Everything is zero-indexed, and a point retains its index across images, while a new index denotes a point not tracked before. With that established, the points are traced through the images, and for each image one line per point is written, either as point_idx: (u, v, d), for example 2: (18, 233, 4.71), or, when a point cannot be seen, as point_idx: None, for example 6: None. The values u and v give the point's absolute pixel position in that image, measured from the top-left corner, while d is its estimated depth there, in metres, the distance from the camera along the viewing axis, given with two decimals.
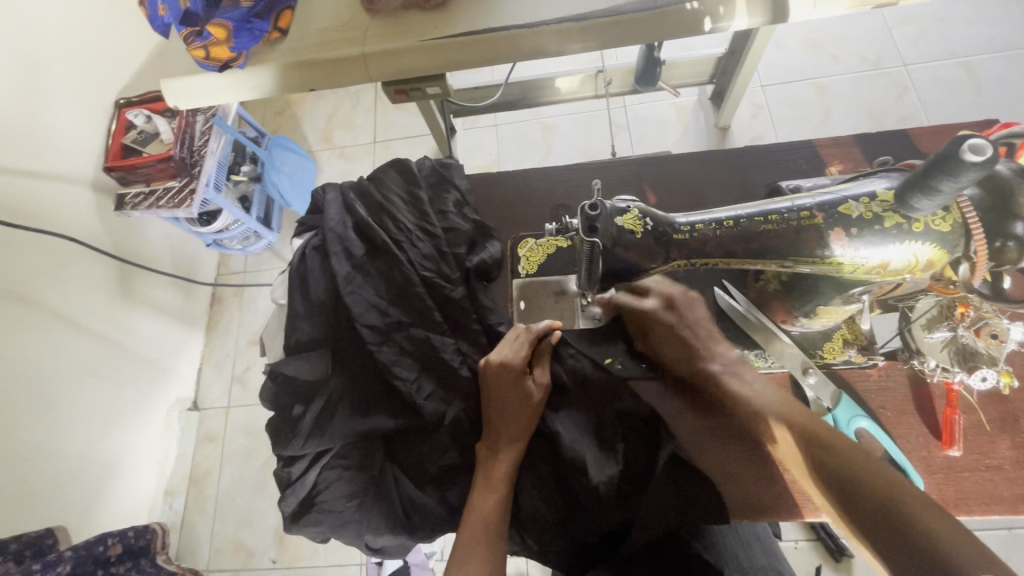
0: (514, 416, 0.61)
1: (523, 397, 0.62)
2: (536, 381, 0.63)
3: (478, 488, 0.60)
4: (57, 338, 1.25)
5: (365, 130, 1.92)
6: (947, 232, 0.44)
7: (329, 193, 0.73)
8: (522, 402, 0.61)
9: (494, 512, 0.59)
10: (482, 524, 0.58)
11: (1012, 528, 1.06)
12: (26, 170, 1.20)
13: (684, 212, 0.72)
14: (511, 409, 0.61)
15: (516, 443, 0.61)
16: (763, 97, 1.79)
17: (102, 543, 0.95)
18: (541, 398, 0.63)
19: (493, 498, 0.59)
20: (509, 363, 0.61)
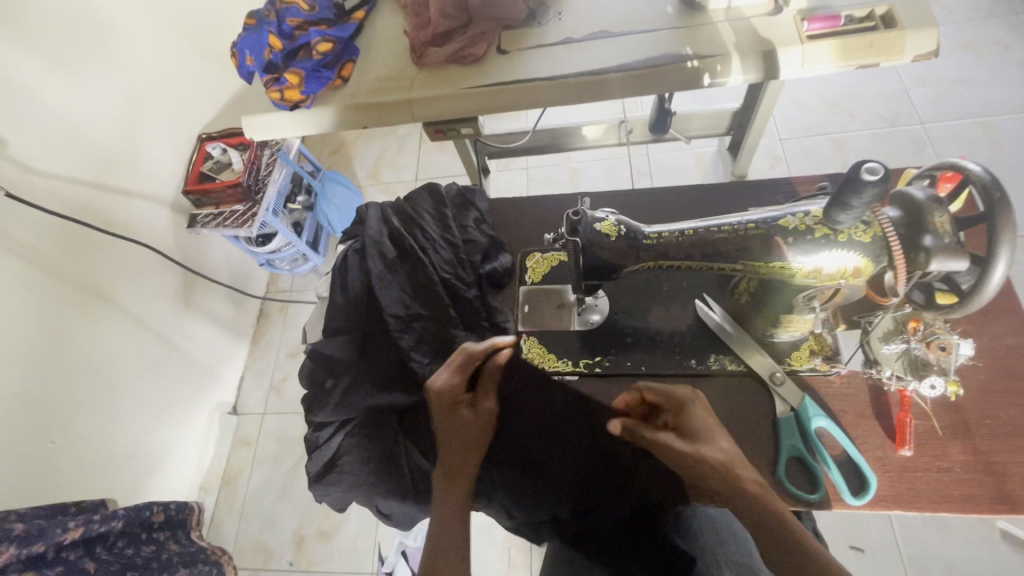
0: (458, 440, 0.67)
1: (463, 423, 0.67)
2: (480, 405, 0.67)
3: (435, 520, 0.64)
4: (126, 334, 1.43)
5: (408, 168, 2.13)
6: (868, 243, 0.53)
7: (371, 208, 0.88)
8: (461, 428, 0.67)
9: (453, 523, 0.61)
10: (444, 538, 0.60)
11: None
12: (122, 189, 1.43)
13: (657, 221, 0.84)
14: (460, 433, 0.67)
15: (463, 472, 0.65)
16: (781, 148, 1.89)
17: (149, 509, 1.06)
18: (484, 422, 0.67)
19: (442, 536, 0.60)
20: (444, 397, 0.69)
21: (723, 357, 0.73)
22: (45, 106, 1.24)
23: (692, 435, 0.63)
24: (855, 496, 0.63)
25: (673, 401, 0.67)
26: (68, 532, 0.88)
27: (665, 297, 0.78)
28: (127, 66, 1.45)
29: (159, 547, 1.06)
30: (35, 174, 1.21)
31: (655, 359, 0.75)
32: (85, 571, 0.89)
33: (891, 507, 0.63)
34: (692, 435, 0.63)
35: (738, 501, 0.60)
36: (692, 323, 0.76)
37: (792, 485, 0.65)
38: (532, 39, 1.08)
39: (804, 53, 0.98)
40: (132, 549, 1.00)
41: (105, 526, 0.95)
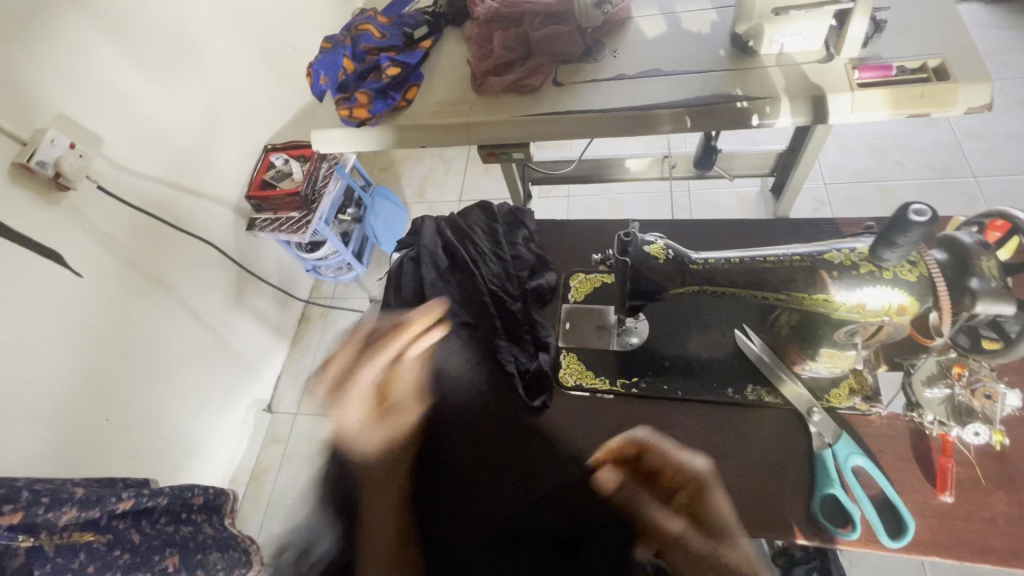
0: (374, 429, 0.63)
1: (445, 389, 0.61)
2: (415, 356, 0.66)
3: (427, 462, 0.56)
4: (181, 323, 1.52)
5: (454, 189, 2.21)
6: (913, 281, 0.55)
7: (428, 220, 0.94)
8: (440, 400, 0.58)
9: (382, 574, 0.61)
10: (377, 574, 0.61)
11: None
12: (194, 189, 1.54)
13: (697, 247, 0.86)
14: (384, 382, 0.65)
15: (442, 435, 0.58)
16: (826, 193, 1.88)
17: (190, 491, 1.10)
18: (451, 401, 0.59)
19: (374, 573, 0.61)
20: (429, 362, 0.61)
21: (761, 388, 0.74)
22: (138, 109, 1.37)
23: (700, 519, 0.57)
24: (891, 538, 0.62)
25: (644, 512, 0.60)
26: (121, 502, 0.94)
27: (704, 325, 0.81)
28: (210, 79, 1.58)
29: (196, 528, 1.11)
30: (121, 169, 1.33)
31: (692, 384, 0.77)
32: (131, 541, 0.95)
33: (929, 553, 0.61)
34: (699, 516, 0.57)
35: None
36: (730, 351, 0.78)
37: (827, 522, 0.65)
38: (587, 73, 1.14)
39: (854, 99, 1.00)
40: (173, 527, 1.06)
41: (153, 501, 1.01)
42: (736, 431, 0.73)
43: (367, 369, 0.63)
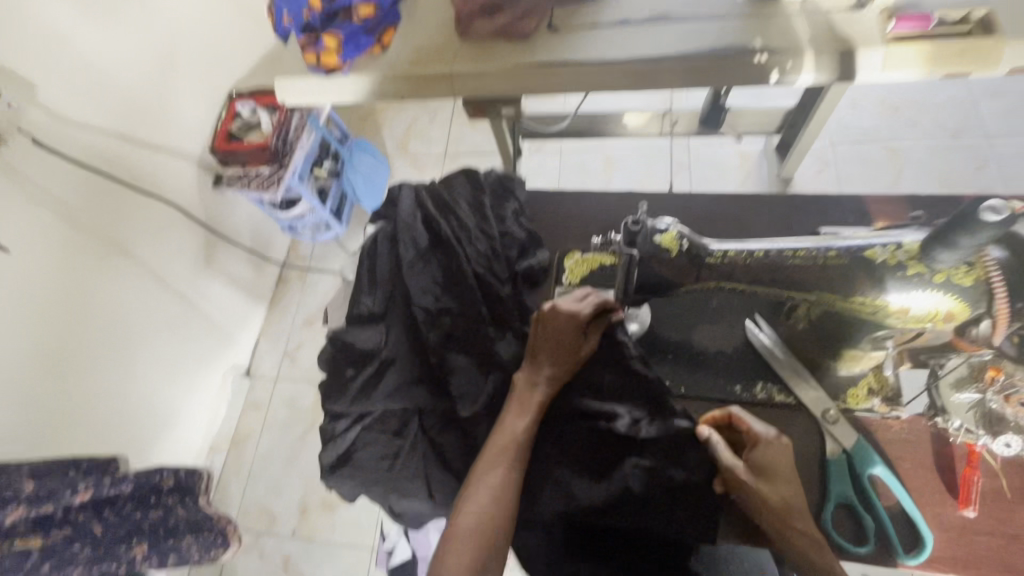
0: (542, 387, 0.66)
1: (573, 344, 0.66)
2: (588, 341, 0.68)
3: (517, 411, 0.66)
4: (146, 290, 1.40)
5: (438, 142, 2.06)
6: (967, 286, 0.51)
7: (405, 189, 0.83)
8: (570, 347, 0.66)
9: (476, 539, 0.58)
10: (475, 540, 0.58)
11: None
12: (148, 143, 1.39)
13: (724, 237, 0.79)
14: (557, 348, 0.66)
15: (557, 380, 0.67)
16: (830, 153, 1.69)
17: (158, 475, 1.00)
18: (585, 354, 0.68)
19: (470, 546, 0.58)
20: (570, 319, 0.65)
21: (772, 386, 0.68)
22: (77, 51, 1.20)
23: (764, 475, 0.60)
24: (907, 554, 0.59)
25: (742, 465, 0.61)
26: (78, 494, 0.87)
27: (712, 315, 0.73)
28: (158, 13, 1.38)
29: (167, 513, 1.01)
30: (63, 121, 1.18)
31: (696, 380, 0.71)
32: (93, 534, 0.90)
33: (945, 570, 0.59)
34: (761, 469, 0.60)
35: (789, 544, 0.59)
36: (740, 345, 0.71)
37: (838, 536, 0.61)
38: (587, 16, 1.00)
39: (887, 56, 0.89)
40: (141, 514, 0.97)
41: (114, 490, 0.92)
42: None
43: (547, 336, 0.66)
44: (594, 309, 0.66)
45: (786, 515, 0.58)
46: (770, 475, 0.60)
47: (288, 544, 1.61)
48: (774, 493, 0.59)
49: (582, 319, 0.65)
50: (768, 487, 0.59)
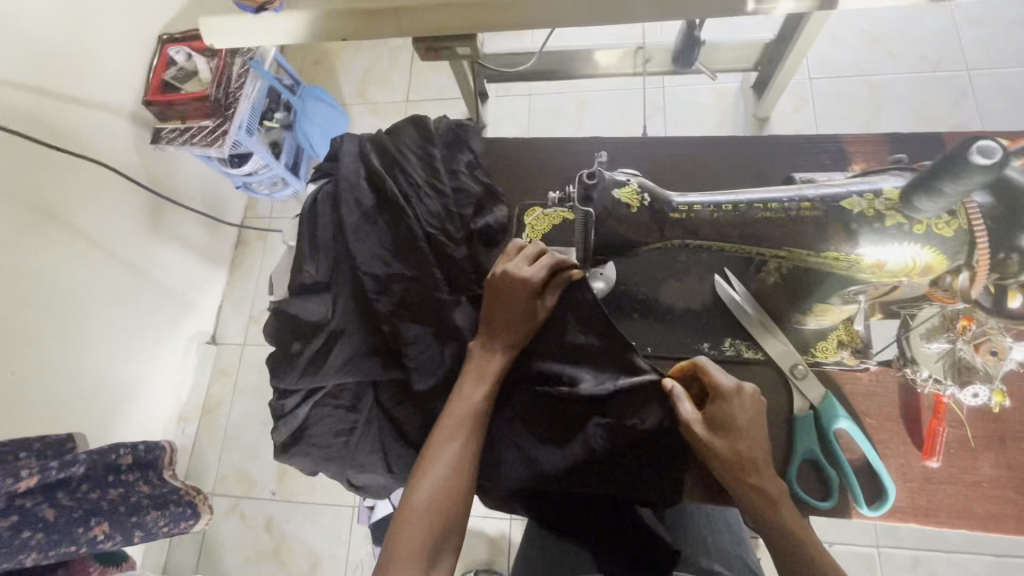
0: (499, 353, 0.63)
1: (528, 309, 0.63)
2: (542, 305, 0.64)
3: (474, 380, 0.62)
4: (91, 263, 1.23)
5: (399, 88, 1.87)
6: (949, 237, 0.49)
7: (347, 142, 0.75)
8: (526, 313, 0.63)
9: (432, 515, 0.55)
10: (431, 516, 0.55)
11: (950, 552, 1.15)
12: (67, 95, 1.17)
13: (692, 189, 0.74)
14: (510, 313, 0.62)
15: (512, 345, 0.63)
16: (810, 90, 1.62)
17: (114, 452, 0.91)
18: (542, 320, 0.65)
19: (426, 522, 0.55)
20: (523, 279, 0.62)
21: (739, 342, 0.65)
22: None
23: (724, 429, 0.58)
24: (870, 506, 0.59)
25: (706, 417, 0.59)
26: (21, 482, 0.78)
27: (681, 269, 0.69)
28: None
29: (127, 489, 0.93)
30: None
31: (663, 339, 0.68)
32: (43, 519, 0.81)
33: (907, 520, 0.59)
34: (722, 424, 0.58)
35: (747, 502, 0.57)
36: (708, 302, 0.68)
37: (802, 491, 0.61)
38: None
39: None
40: (98, 493, 0.89)
41: (65, 473, 0.83)
42: None
43: (500, 302, 0.63)
44: (545, 274, 0.63)
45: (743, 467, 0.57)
46: (731, 430, 0.58)
47: (268, 505, 1.49)
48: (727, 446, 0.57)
49: (534, 285, 0.62)
50: (725, 442, 0.57)
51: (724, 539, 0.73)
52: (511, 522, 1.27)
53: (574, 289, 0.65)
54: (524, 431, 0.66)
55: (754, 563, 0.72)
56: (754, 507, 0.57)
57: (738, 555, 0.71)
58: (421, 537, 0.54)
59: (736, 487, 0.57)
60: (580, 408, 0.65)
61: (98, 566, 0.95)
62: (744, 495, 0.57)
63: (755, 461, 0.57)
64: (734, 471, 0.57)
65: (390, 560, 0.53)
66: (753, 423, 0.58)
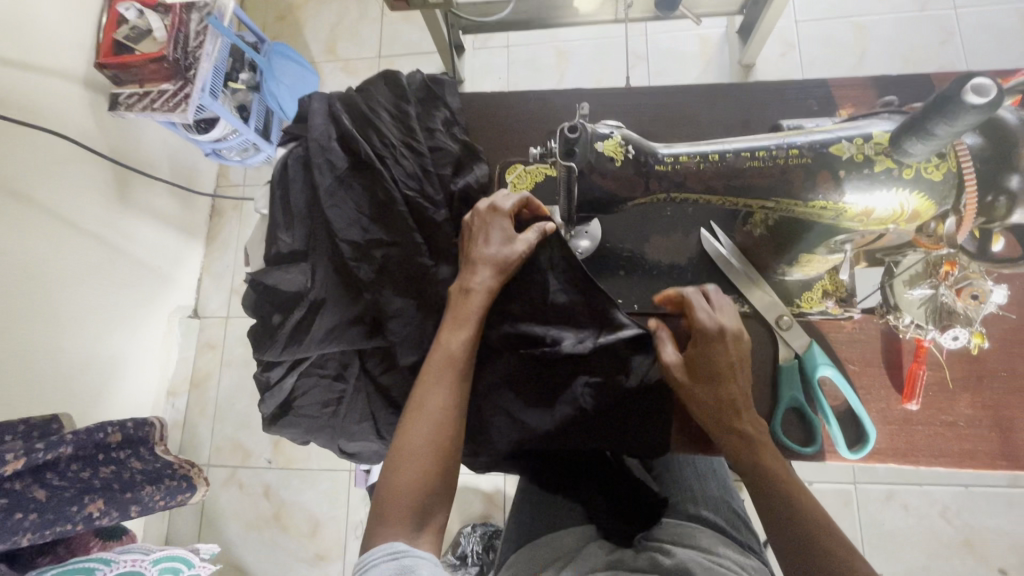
0: (479, 296, 0.60)
1: (502, 241, 0.61)
2: (522, 238, 0.61)
3: (455, 325, 0.60)
4: (56, 238, 1.17)
5: (370, 43, 1.77)
6: (937, 180, 0.48)
7: (315, 101, 0.71)
8: (502, 245, 0.61)
9: (425, 460, 0.55)
10: (422, 463, 0.55)
11: (921, 485, 1.21)
12: (12, 59, 1.08)
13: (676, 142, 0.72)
14: (488, 248, 0.61)
15: (492, 288, 0.61)
16: (795, 34, 1.57)
17: (103, 431, 0.89)
18: (524, 255, 0.61)
19: (414, 470, 0.55)
20: (496, 208, 0.61)
21: (726, 297, 0.65)
22: None
23: (705, 373, 0.58)
24: (851, 449, 0.61)
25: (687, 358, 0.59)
26: (8, 465, 0.76)
27: (666, 224, 0.68)
28: None
29: (119, 467, 0.93)
30: None
31: (649, 295, 0.67)
32: (35, 501, 0.80)
33: (886, 459, 0.62)
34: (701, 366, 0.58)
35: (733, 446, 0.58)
36: (695, 257, 0.67)
37: (786, 438, 0.63)
38: None
39: None
40: (89, 472, 0.88)
41: (52, 454, 0.81)
42: None
43: (477, 242, 0.62)
44: (517, 204, 0.62)
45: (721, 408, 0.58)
46: (710, 373, 0.58)
47: (265, 473, 1.51)
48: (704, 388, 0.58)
49: (507, 211, 0.61)
50: (703, 385, 0.58)
51: (711, 485, 0.76)
52: (506, 478, 1.31)
53: (555, 248, 0.64)
54: (511, 396, 0.66)
55: (739, 506, 0.75)
56: (736, 451, 0.58)
57: (725, 500, 0.74)
58: (416, 482, 0.55)
59: (719, 430, 0.59)
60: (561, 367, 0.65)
61: (100, 542, 0.96)
62: (725, 435, 0.58)
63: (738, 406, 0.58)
64: (715, 413, 0.58)
65: (382, 507, 0.54)
66: (734, 363, 0.58)
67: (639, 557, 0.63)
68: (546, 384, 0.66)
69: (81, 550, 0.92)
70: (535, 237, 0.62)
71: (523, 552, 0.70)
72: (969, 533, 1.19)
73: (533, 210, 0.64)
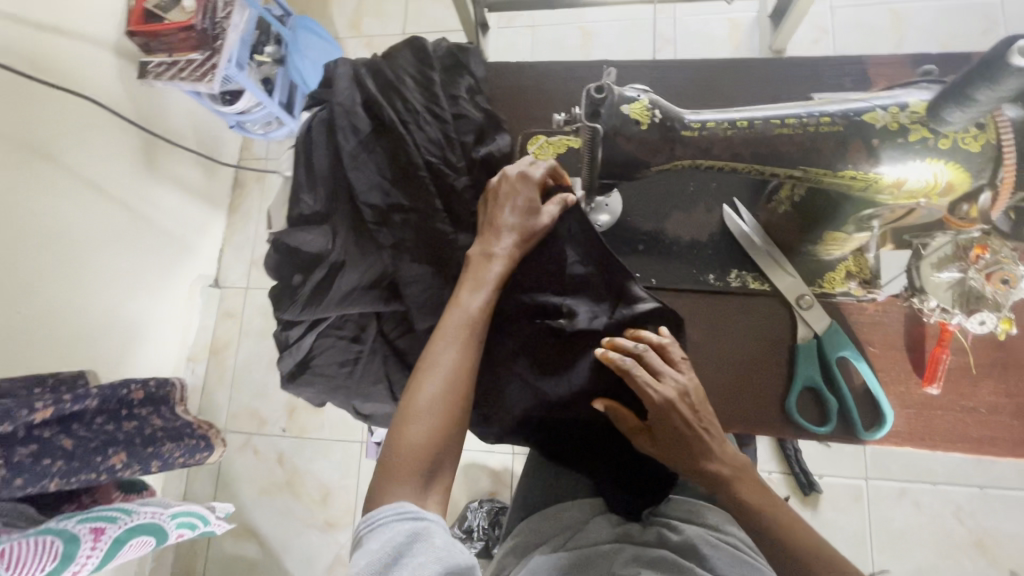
0: (499, 261, 0.61)
1: (527, 208, 0.61)
2: (546, 210, 0.62)
3: (473, 287, 0.60)
4: (87, 203, 1.20)
5: (395, 18, 1.77)
6: (976, 151, 0.46)
7: (340, 66, 0.71)
8: (527, 211, 0.61)
9: (436, 417, 0.56)
10: (433, 421, 0.56)
11: (936, 484, 1.20)
12: (47, 24, 1.10)
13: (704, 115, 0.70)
14: (513, 213, 0.61)
15: (513, 256, 0.61)
16: (830, 20, 1.52)
17: (126, 387, 0.92)
18: (547, 226, 0.62)
19: (425, 426, 0.56)
20: (525, 175, 0.62)
21: (746, 274, 0.65)
22: None
23: (666, 444, 0.59)
24: (867, 431, 0.61)
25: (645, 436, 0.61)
26: (37, 412, 0.79)
27: (688, 199, 0.68)
28: None
29: (143, 423, 0.94)
30: None
31: (669, 270, 0.67)
32: (63, 448, 0.83)
33: (901, 443, 0.61)
34: (661, 440, 0.59)
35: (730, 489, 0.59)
36: (717, 233, 0.66)
37: (801, 418, 0.62)
38: None
39: None
40: (114, 426, 0.90)
41: (78, 406, 0.84)
42: (719, 326, 0.65)
43: (501, 207, 0.62)
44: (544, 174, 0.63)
45: (697, 460, 0.58)
46: (671, 444, 0.59)
47: (279, 441, 1.55)
48: (674, 447, 0.59)
49: (535, 180, 0.62)
50: (667, 452, 0.59)
51: None
52: (514, 456, 1.32)
53: (575, 219, 0.64)
54: (525, 363, 0.66)
55: None
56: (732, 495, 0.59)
57: None
58: (425, 439, 0.56)
59: (705, 483, 0.59)
60: (582, 342, 0.65)
61: (121, 494, 0.99)
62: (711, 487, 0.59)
63: (714, 466, 0.58)
64: (695, 471, 0.59)
65: (389, 464, 0.55)
66: (690, 428, 0.58)
67: (646, 531, 0.65)
68: (561, 354, 0.66)
69: (103, 500, 0.95)
70: (557, 211, 0.63)
71: (530, 521, 0.72)
72: (983, 534, 1.17)
73: (557, 182, 0.65)
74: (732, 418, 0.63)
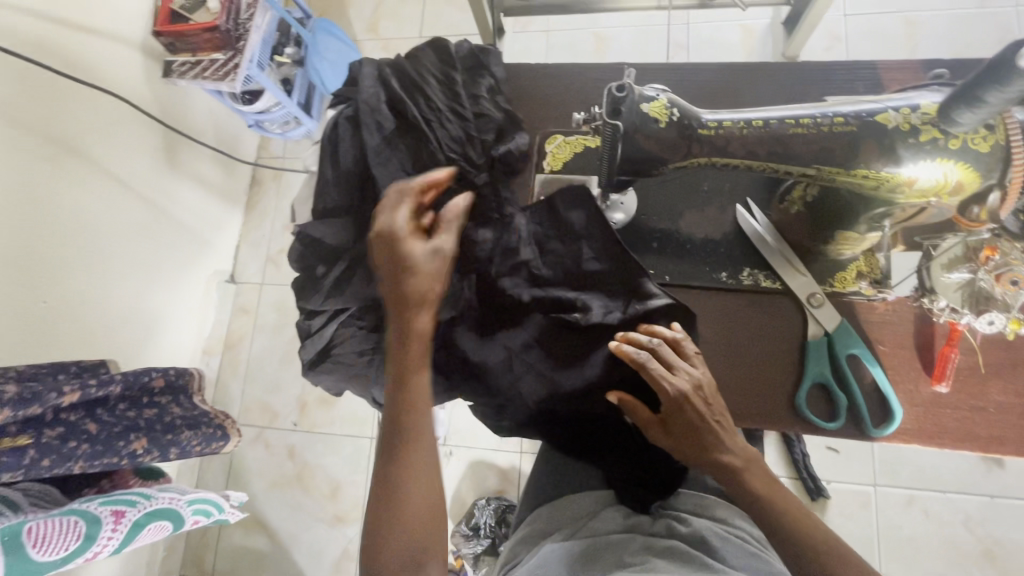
0: (417, 342, 0.58)
1: (419, 268, 0.59)
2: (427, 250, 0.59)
3: (398, 382, 0.58)
4: (111, 197, 1.24)
5: (412, 22, 1.80)
6: (984, 151, 0.48)
7: (366, 65, 0.73)
8: (419, 274, 0.58)
9: (410, 516, 0.55)
10: (407, 521, 0.55)
11: (944, 491, 1.19)
12: (79, 23, 1.14)
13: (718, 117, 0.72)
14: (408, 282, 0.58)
15: (426, 325, 0.59)
16: (843, 28, 1.53)
17: (149, 375, 0.95)
18: (441, 267, 0.59)
19: (401, 532, 0.55)
20: (395, 231, 0.59)
21: (759, 273, 0.66)
22: None
23: (680, 435, 0.60)
24: (876, 428, 0.62)
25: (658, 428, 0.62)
26: (65, 395, 0.81)
27: (703, 199, 0.69)
28: None
29: (161, 411, 0.97)
30: None
31: (683, 267, 0.68)
32: (88, 432, 0.85)
33: (909, 441, 0.62)
34: (675, 432, 0.60)
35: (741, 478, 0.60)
36: (729, 232, 0.68)
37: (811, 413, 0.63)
38: None
39: None
40: (135, 413, 0.93)
41: (103, 391, 0.86)
42: (731, 322, 0.66)
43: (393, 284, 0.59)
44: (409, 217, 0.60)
45: (709, 451, 0.59)
46: (686, 435, 0.60)
47: (290, 435, 1.57)
48: (686, 437, 0.60)
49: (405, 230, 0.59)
50: (680, 444, 0.61)
51: None
52: (522, 455, 1.33)
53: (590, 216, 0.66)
54: (540, 355, 0.68)
55: None
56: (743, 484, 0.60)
57: None
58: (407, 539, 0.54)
59: (718, 475, 0.61)
60: (595, 335, 0.67)
61: (139, 480, 1.02)
62: (724, 479, 0.60)
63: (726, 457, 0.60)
64: (707, 463, 0.60)
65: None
66: (703, 418, 0.59)
67: (656, 523, 0.66)
68: (575, 347, 0.67)
69: (122, 484, 0.98)
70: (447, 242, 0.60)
71: (542, 511, 0.74)
72: (993, 544, 1.16)
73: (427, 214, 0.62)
74: (743, 412, 0.64)
